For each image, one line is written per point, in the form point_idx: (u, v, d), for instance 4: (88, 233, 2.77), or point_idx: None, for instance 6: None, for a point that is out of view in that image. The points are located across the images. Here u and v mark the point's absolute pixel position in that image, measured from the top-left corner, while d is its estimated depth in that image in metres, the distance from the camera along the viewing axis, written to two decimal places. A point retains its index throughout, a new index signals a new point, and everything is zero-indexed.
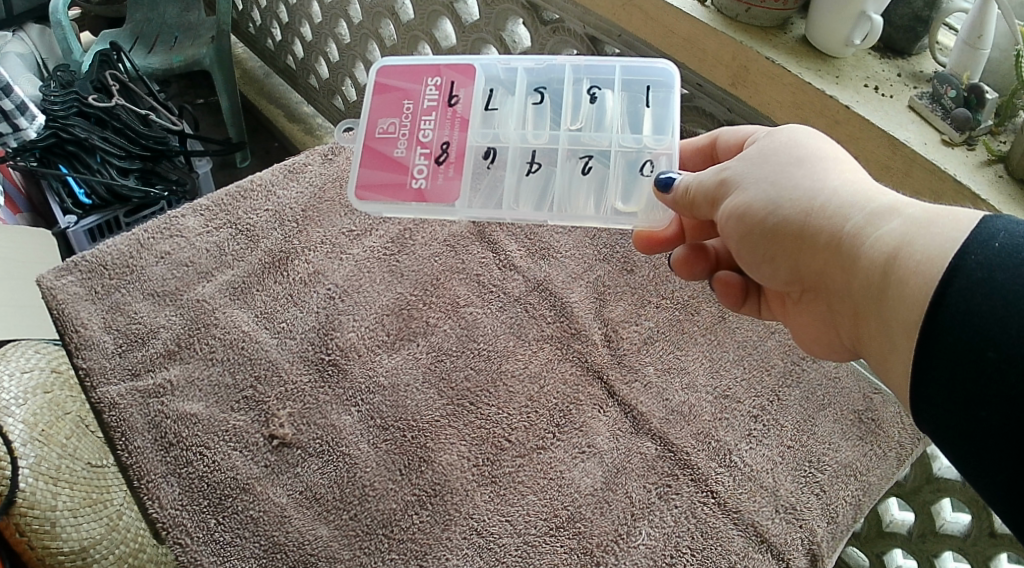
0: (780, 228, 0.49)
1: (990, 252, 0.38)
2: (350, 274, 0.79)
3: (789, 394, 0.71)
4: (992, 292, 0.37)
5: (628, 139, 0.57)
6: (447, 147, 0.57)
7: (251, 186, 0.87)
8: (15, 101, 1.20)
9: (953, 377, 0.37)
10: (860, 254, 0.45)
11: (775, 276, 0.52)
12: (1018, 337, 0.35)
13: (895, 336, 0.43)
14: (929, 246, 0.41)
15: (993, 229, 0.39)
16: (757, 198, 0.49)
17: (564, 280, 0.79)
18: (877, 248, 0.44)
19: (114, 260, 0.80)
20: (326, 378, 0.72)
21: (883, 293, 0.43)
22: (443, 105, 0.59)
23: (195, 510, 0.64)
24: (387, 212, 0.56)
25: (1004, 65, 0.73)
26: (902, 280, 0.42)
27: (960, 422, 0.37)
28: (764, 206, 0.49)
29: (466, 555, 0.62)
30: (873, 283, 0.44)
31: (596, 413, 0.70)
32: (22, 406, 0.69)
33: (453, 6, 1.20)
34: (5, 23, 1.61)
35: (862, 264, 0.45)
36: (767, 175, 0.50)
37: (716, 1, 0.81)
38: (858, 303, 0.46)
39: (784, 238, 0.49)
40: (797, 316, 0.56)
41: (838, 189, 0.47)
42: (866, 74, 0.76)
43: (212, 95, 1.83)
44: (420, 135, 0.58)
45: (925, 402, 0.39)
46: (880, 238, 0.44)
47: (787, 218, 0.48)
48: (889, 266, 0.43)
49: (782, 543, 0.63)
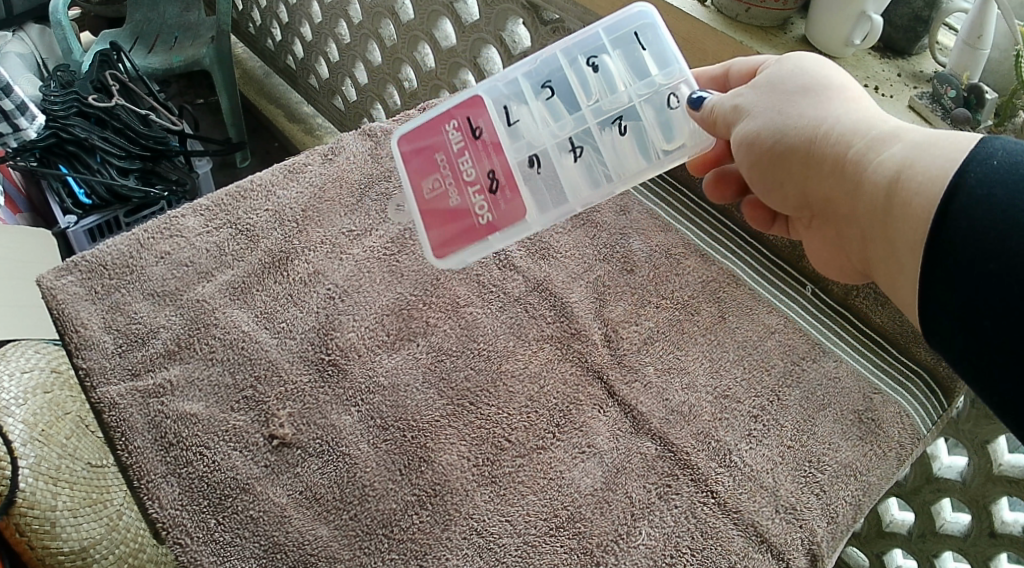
0: (787, 155, 0.49)
1: (988, 169, 0.38)
2: (350, 274, 0.79)
3: (789, 394, 0.71)
4: (991, 207, 0.37)
5: (641, 87, 0.54)
6: (494, 174, 0.53)
7: (251, 186, 0.87)
8: (15, 101, 1.20)
9: (954, 293, 0.38)
10: (865, 176, 0.45)
11: (785, 202, 0.53)
12: (1017, 248, 0.35)
13: (903, 256, 0.43)
14: (931, 169, 0.41)
15: (990, 148, 0.39)
16: (764, 127, 0.50)
17: (564, 280, 0.79)
18: (880, 172, 0.45)
19: (114, 260, 0.80)
20: (326, 378, 0.72)
21: (888, 214, 0.44)
22: (470, 141, 0.54)
23: (195, 510, 0.64)
24: (469, 254, 0.55)
25: (1004, 65, 0.73)
26: (905, 202, 0.42)
27: (969, 338, 0.38)
28: (771, 135, 0.50)
29: (466, 555, 0.62)
30: (877, 205, 0.45)
31: (596, 413, 0.70)
32: (22, 406, 0.69)
33: (453, 6, 1.20)
34: (5, 23, 1.61)
35: (867, 188, 0.45)
36: (773, 105, 0.50)
37: (717, 1, 0.81)
38: (864, 226, 0.46)
39: (791, 165, 0.50)
40: (811, 245, 0.57)
41: (843, 117, 0.48)
42: (866, 74, 0.77)
43: (213, 95, 1.83)
44: (464, 176, 0.54)
45: (929, 316, 0.40)
46: (883, 163, 0.44)
47: (793, 146, 0.49)
48: (893, 188, 0.43)
49: (782, 543, 0.62)
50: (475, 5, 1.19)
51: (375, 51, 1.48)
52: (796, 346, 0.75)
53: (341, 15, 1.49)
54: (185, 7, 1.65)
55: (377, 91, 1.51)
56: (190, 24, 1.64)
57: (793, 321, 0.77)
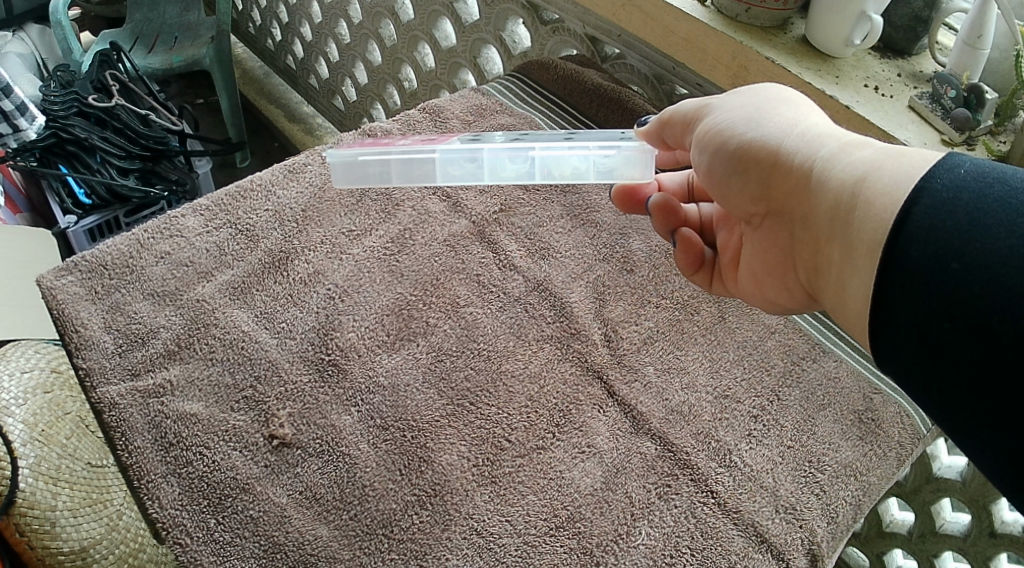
0: (758, 152, 0.52)
1: (955, 177, 0.40)
2: (350, 274, 0.79)
3: (789, 394, 0.71)
4: (955, 212, 0.39)
5: (600, 136, 0.66)
6: (432, 141, 0.66)
7: (251, 186, 0.87)
8: (15, 101, 1.20)
9: (913, 297, 0.40)
10: (831, 176, 0.48)
11: (742, 201, 0.55)
12: (980, 250, 0.37)
13: (857, 254, 0.45)
14: (896, 171, 0.44)
15: (959, 160, 0.41)
16: (739, 124, 0.54)
17: (564, 280, 0.79)
18: (848, 170, 0.47)
19: (114, 260, 0.80)
20: (326, 378, 0.72)
21: (851, 210, 0.46)
22: (433, 139, 0.69)
23: (195, 510, 0.64)
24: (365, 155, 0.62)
25: (1004, 65, 0.73)
26: (869, 202, 0.44)
27: (927, 338, 0.39)
28: (744, 132, 0.53)
29: (466, 555, 0.62)
30: (842, 201, 0.47)
31: (596, 413, 0.70)
32: (22, 406, 0.70)
33: (453, 6, 1.21)
34: (5, 24, 1.62)
35: (833, 184, 0.48)
36: (751, 109, 0.54)
37: (716, 2, 0.82)
38: (824, 225, 0.49)
39: (760, 162, 0.52)
40: (757, 257, 0.59)
41: (815, 126, 0.51)
42: (866, 74, 0.77)
43: (212, 96, 1.83)
44: (407, 141, 0.67)
45: (885, 323, 0.41)
46: (850, 165, 0.47)
47: (763, 139, 0.52)
48: (858, 187, 0.46)
49: (783, 543, 0.62)
50: (475, 6, 1.20)
51: (375, 51, 1.48)
52: (796, 346, 0.75)
53: (341, 15, 1.49)
54: (185, 7, 1.65)
55: (377, 91, 1.51)
56: (190, 25, 1.64)
57: (793, 321, 0.78)
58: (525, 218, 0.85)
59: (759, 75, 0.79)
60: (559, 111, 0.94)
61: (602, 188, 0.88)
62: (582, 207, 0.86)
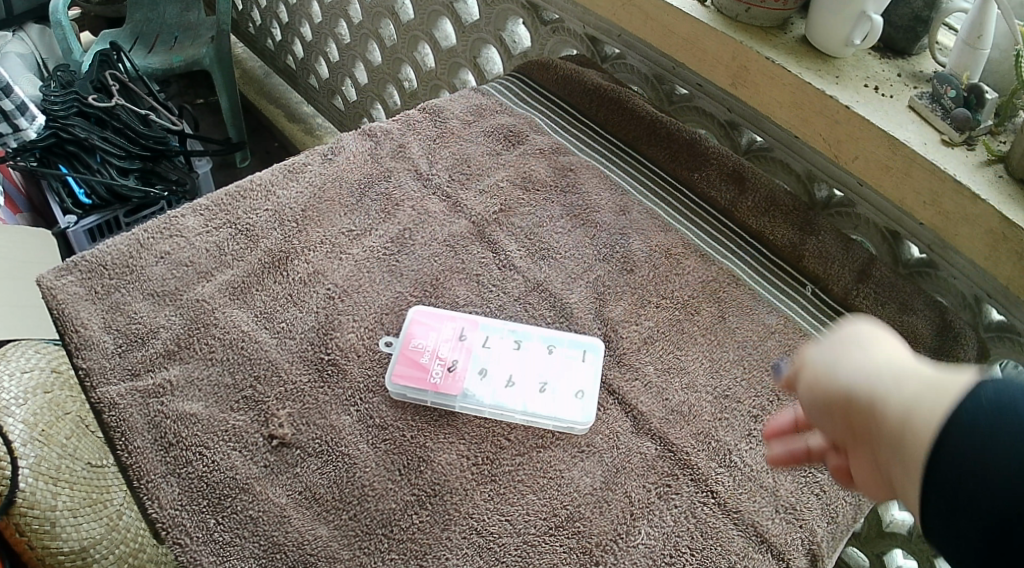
0: (826, 399, 0.48)
1: (986, 400, 0.39)
2: (350, 274, 0.79)
3: (789, 394, 0.71)
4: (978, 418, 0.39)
5: None
6: None
7: (251, 186, 0.87)
8: (15, 101, 1.20)
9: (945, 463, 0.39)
10: (889, 412, 0.44)
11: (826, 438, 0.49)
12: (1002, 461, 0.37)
13: (884, 460, 0.44)
14: (931, 408, 0.41)
15: (984, 391, 0.39)
16: (813, 369, 0.49)
17: (563, 281, 0.79)
18: (899, 408, 0.43)
19: (114, 260, 0.80)
20: (326, 378, 0.72)
21: (901, 444, 0.42)
22: None
23: (195, 510, 0.64)
24: None
25: (1004, 65, 0.74)
26: (912, 430, 0.42)
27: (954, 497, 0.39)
28: (814, 388, 0.48)
29: (466, 555, 0.62)
30: (894, 437, 0.43)
31: (596, 413, 0.69)
32: (22, 406, 0.70)
33: (453, 6, 1.21)
34: (6, 23, 1.62)
35: (886, 420, 0.44)
36: (822, 353, 0.49)
37: (716, 2, 0.82)
38: (880, 465, 0.45)
39: (832, 408, 0.47)
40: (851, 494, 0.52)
41: (881, 367, 0.46)
42: (866, 74, 0.77)
43: (212, 96, 1.83)
44: None
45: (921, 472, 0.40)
46: (899, 401, 0.43)
47: (828, 386, 0.48)
48: (908, 418, 0.42)
49: (782, 543, 0.62)
50: (475, 6, 1.20)
51: (375, 51, 1.48)
52: (796, 346, 0.75)
53: (341, 15, 1.50)
54: (185, 7, 1.65)
55: (377, 91, 1.51)
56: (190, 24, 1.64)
57: (793, 321, 0.77)
58: (525, 218, 0.85)
59: (759, 75, 0.80)
60: (559, 111, 0.97)
61: (602, 189, 0.88)
62: (581, 207, 0.86)
